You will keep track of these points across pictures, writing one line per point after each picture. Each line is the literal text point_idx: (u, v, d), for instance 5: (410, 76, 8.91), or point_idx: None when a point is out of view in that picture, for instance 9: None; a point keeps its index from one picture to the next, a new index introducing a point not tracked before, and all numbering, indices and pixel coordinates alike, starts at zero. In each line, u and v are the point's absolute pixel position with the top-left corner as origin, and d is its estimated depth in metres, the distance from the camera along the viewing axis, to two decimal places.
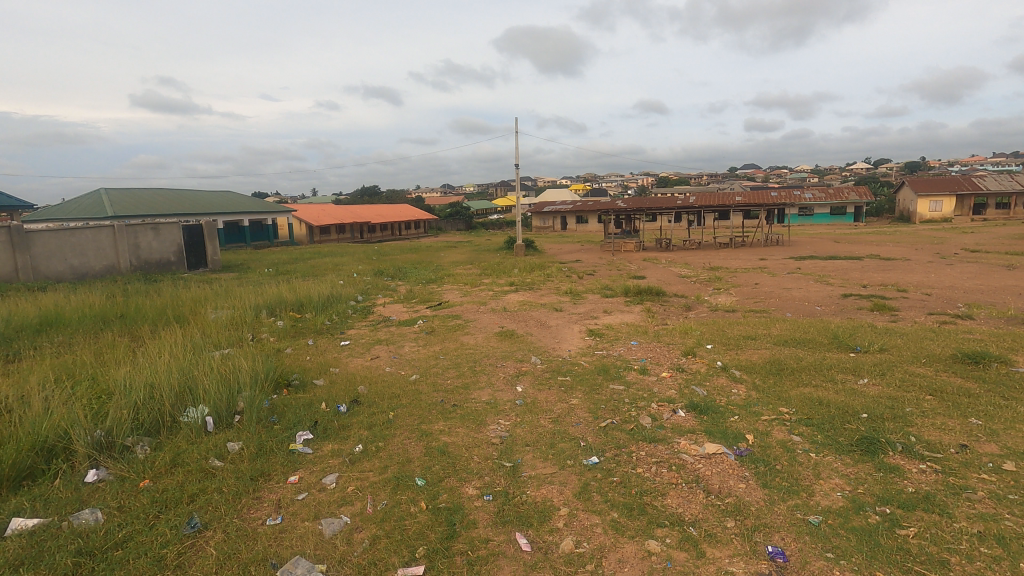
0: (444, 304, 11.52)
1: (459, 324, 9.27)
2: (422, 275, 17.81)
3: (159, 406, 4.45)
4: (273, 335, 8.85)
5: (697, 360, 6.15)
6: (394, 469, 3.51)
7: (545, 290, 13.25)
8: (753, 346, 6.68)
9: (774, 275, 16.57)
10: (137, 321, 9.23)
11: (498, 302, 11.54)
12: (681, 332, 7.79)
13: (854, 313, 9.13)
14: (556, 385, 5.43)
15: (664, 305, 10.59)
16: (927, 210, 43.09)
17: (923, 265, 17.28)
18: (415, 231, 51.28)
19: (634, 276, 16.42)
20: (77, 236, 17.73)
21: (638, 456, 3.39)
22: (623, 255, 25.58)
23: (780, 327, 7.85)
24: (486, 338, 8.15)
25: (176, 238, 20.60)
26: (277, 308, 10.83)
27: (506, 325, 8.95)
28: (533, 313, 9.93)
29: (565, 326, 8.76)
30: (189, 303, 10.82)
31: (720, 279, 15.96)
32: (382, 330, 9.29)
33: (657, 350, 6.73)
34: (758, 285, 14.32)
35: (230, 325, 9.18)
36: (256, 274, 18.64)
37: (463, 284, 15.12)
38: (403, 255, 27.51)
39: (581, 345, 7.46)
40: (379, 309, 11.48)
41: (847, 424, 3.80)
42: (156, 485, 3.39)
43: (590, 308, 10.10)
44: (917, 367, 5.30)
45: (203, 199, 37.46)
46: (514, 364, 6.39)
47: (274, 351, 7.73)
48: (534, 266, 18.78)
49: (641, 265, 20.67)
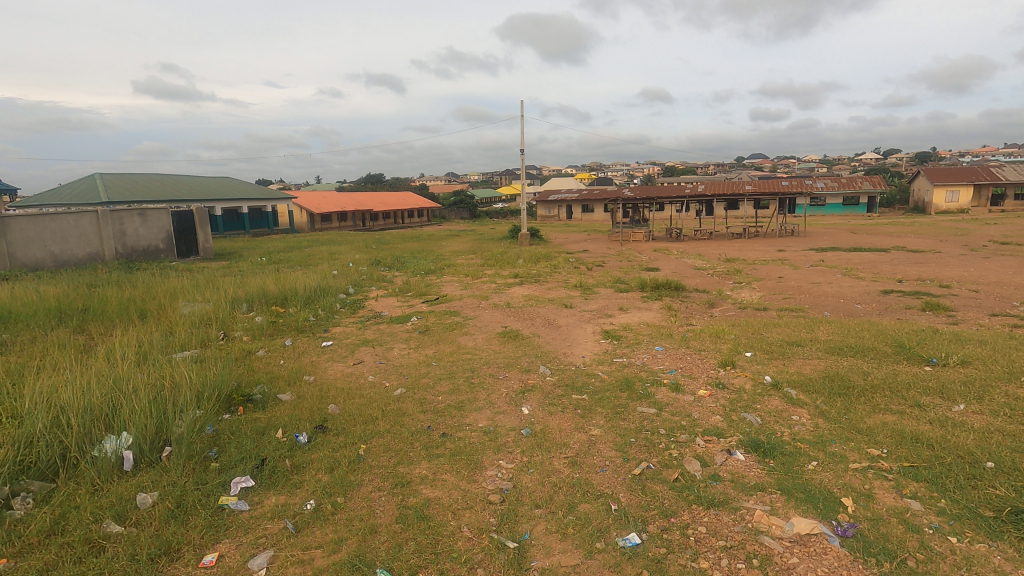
0: (443, 299, 10.50)
1: (458, 323, 8.26)
2: (421, 265, 16.78)
3: (63, 437, 3.45)
4: (248, 334, 7.87)
5: (738, 373, 5.12)
6: (352, 546, 2.51)
7: (553, 283, 12.20)
8: (802, 355, 5.64)
9: (796, 267, 15.51)
10: (99, 316, 8.26)
11: (501, 296, 10.50)
12: (712, 335, 6.74)
13: (903, 313, 8.06)
14: (569, 407, 4.40)
15: (685, 302, 9.50)
16: (943, 200, 41.65)
17: (956, 258, 16.13)
18: (417, 220, 50.27)
19: (648, 268, 15.31)
20: (58, 221, 16.76)
21: (697, 538, 2.38)
22: (633, 245, 24.57)
23: (826, 330, 6.80)
24: (487, 340, 7.13)
25: (165, 225, 19.67)
26: (257, 300, 9.87)
27: (510, 324, 7.94)
28: (541, 310, 8.88)
29: (577, 326, 7.72)
30: (162, 295, 9.88)
31: (739, 272, 14.90)
32: (371, 328, 8.30)
33: (687, 359, 5.71)
34: (783, 279, 13.24)
35: (201, 321, 8.23)
36: (247, 262, 17.69)
37: (464, 275, 14.09)
38: (405, 243, 26.56)
39: (596, 350, 6.44)
40: (369, 303, 10.46)
41: (977, 482, 2.77)
42: (12, 570, 2.39)
43: (604, 305, 9.04)
44: (1020, 390, 4.26)
45: (200, 185, 36.54)
46: (520, 375, 5.36)
47: (243, 355, 6.75)
48: (539, 257, 17.71)
49: (652, 256, 19.59)
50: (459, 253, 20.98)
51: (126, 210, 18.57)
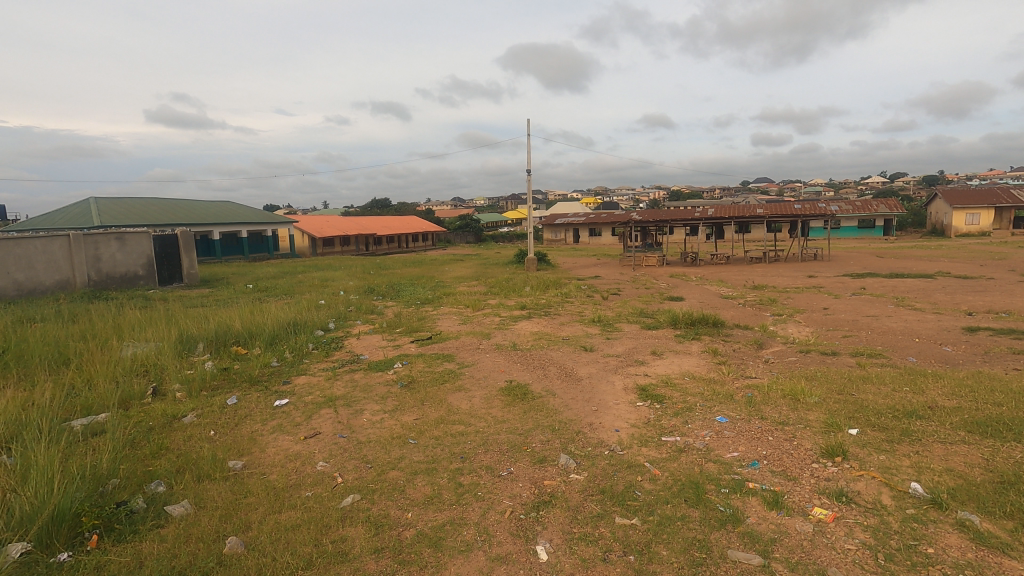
0: (436, 337, 8.81)
1: (451, 372, 6.58)
2: (417, 294, 15.21)
3: None
4: (184, 387, 6.23)
5: (863, 473, 3.40)
6: None
7: (566, 316, 10.55)
8: (938, 437, 3.89)
9: (836, 296, 13.79)
10: (8, 363, 6.67)
11: (506, 335, 8.79)
12: (789, 398, 5.01)
13: (1017, 361, 6.30)
14: (612, 548, 2.71)
15: (729, 343, 7.78)
16: (964, 223, 39.71)
17: (1014, 286, 14.31)
18: (422, 244, 49.08)
19: (670, 298, 13.66)
20: (24, 246, 15.29)
21: None
22: (647, 270, 23.00)
23: (942, 390, 5.04)
24: (487, 400, 5.45)
25: (145, 249, 18.33)
26: (212, 339, 8.25)
27: (516, 375, 6.27)
28: (554, 355, 7.16)
29: (602, 379, 5.99)
30: (102, 333, 8.29)
31: (774, 302, 13.19)
32: (342, 379, 6.64)
33: (772, 442, 3.98)
34: (830, 312, 11.50)
35: (131, 371, 6.59)
36: (231, 291, 16.25)
37: (464, 305, 12.47)
38: (405, 269, 25.11)
39: (635, 420, 4.74)
40: (349, 343, 8.79)
41: None
42: None
43: (632, 348, 7.33)
44: None
45: (199, 208, 35.53)
46: (531, 471, 3.66)
47: (162, 425, 5.09)
48: (548, 283, 16.05)
49: (670, 283, 17.96)
50: (461, 279, 19.46)
51: (101, 235, 17.18)
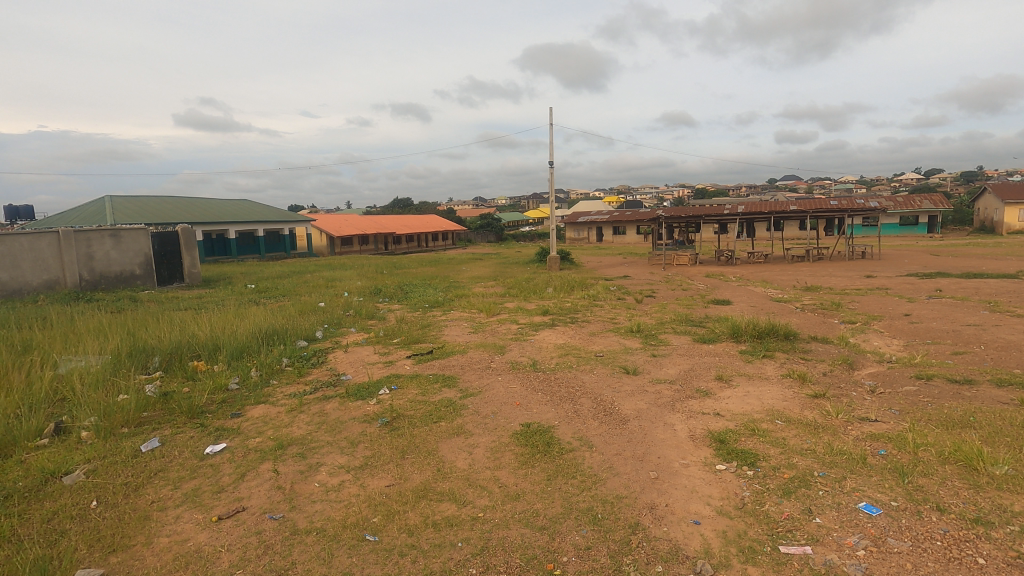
0: (438, 351, 7.15)
1: (450, 405, 4.92)
2: (427, 295, 13.66)
3: None
4: (96, 420, 4.70)
5: None
6: None
7: (597, 324, 8.86)
8: None
9: (910, 300, 11.74)
10: None
11: (524, 348, 7.12)
12: (960, 466, 3.23)
13: None
14: None
15: (813, 364, 5.98)
16: (1018, 219, 36.38)
17: None
18: (443, 243, 47.76)
19: (716, 301, 11.83)
20: (7, 244, 14.13)
21: None
22: (680, 270, 21.10)
23: None
24: (494, 456, 3.77)
25: (143, 247, 17.13)
26: (166, 351, 6.76)
27: (538, 411, 4.61)
28: (588, 380, 5.46)
29: (657, 421, 4.27)
30: (38, 344, 6.87)
31: (839, 307, 11.20)
32: (308, 412, 5.05)
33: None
34: (915, 319, 9.49)
35: (39, 399, 5.10)
36: (227, 292, 14.94)
37: (478, 308, 10.88)
38: (421, 268, 23.68)
39: (726, 500, 3.02)
40: (334, 357, 7.22)
41: None
42: None
43: (689, 372, 5.58)
44: None
45: (215, 206, 34.81)
46: None
47: (29, 490, 3.55)
48: (573, 284, 14.37)
49: (710, 284, 16.08)
50: (478, 279, 17.93)
51: (94, 231, 15.98)
